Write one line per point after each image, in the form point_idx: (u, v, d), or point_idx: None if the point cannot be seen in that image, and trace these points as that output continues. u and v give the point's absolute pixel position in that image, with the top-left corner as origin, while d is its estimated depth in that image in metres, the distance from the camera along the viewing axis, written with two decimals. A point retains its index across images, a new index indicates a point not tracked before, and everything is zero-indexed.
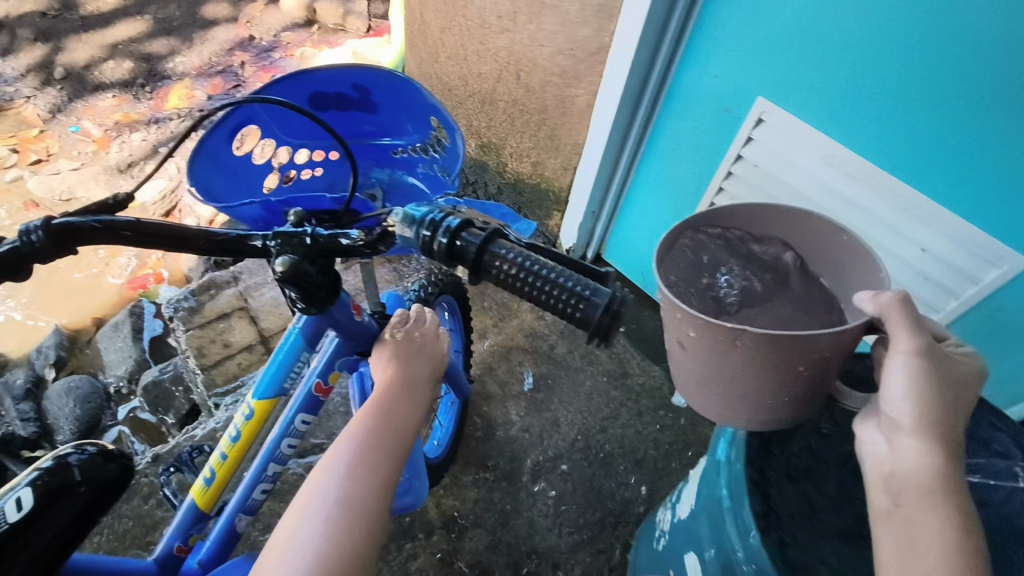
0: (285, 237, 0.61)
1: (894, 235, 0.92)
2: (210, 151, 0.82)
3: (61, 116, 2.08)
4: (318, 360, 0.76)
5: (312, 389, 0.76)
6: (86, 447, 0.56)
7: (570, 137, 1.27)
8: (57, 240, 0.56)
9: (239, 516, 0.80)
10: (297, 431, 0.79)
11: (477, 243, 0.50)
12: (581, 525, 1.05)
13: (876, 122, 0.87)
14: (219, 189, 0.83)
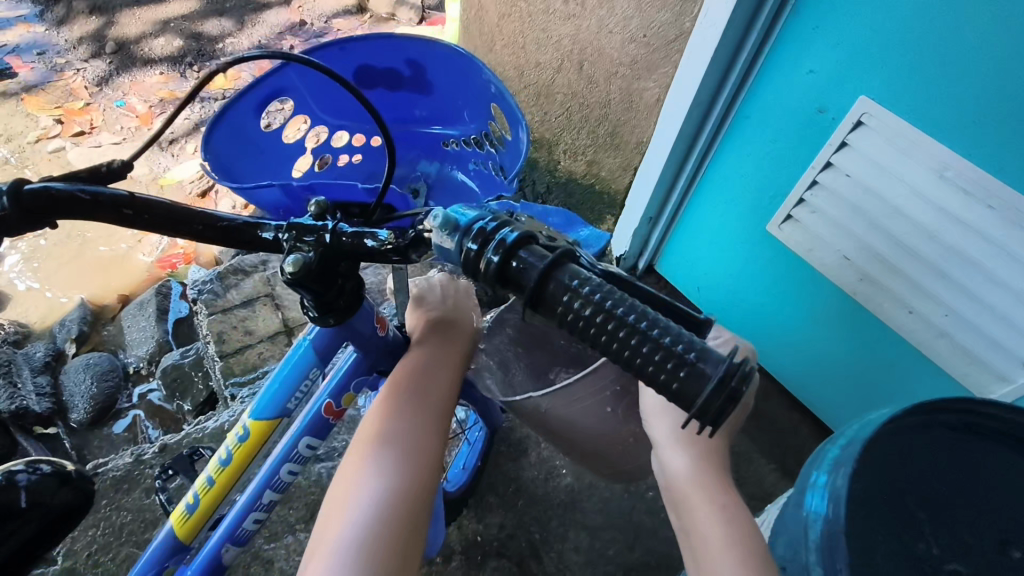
0: (302, 228, 0.50)
1: (1012, 263, 0.79)
2: (234, 122, 0.77)
3: (108, 90, 2.06)
4: (332, 374, 0.67)
5: (323, 411, 0.67)
6: (36, 468, 0.56)
7: (633, 135, 1.17)
8: (30, 209, 0.44)
9: (227, 546, 0.71)
10: (299, 456, 0.69)
11: (537, 267, 0.37)
12: (617, 564, 0.93)
13: (1007, 134, 0.74)
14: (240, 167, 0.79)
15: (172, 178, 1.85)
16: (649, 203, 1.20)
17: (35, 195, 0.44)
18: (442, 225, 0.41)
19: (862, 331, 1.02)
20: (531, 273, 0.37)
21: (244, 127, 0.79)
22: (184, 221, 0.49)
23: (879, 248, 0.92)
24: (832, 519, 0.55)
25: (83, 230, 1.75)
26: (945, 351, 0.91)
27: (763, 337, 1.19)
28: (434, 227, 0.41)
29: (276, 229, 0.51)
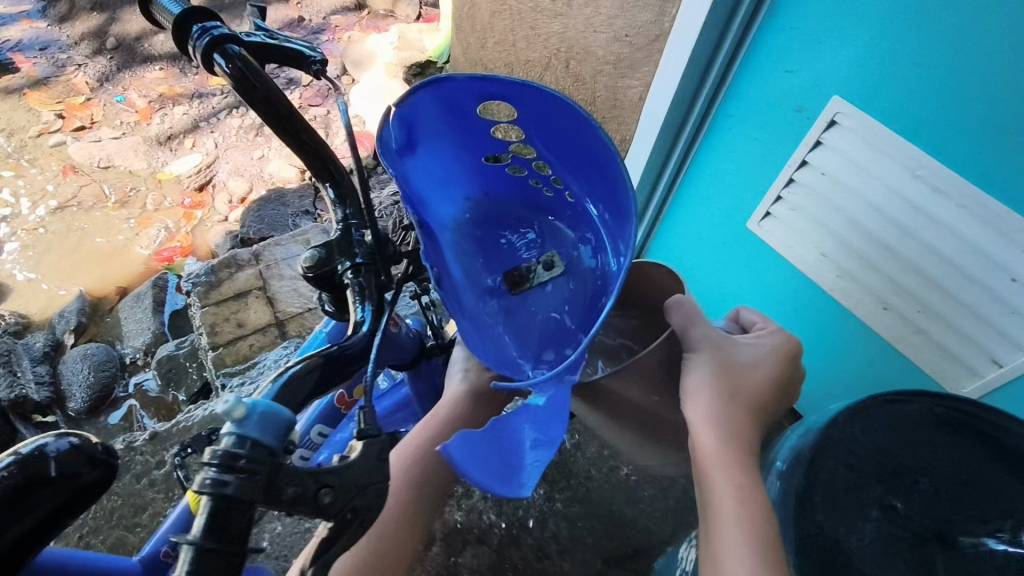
0: (341, 241, 0.55)
1: (982, 261, 0.80)
2: (445, 98, 0.59)
3: (109, 86, 2.09)
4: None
5: (336, 398, 0.70)
6: (68, 438, 0.40)
7: (618, 132, 1.19)
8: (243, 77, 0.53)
9: None
10: (312, 443, 0.69)
11: (194, 537, 0.32)
12: (594, 553, 0.96)
13: (975, 133, 0.75)
14: (421, 136, 0.62)
15: (171, 172, 1.87)
16: (635, 200, 1.22)
17: (229, 49, 0.53)
18: (233, 411, 0.33)
19: (840, 327, 1.03)
20: (195, 527, 0.32)
21: (450, 102, 0.60)
22: (293, 130, 0.57)
23: (855, 245, 0.93)
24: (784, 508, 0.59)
25: (83, 223, 1.78)
26: (918, 346, 0.92)
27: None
28: (226, 404, 0.34)
29: (346, 216, 0.58)
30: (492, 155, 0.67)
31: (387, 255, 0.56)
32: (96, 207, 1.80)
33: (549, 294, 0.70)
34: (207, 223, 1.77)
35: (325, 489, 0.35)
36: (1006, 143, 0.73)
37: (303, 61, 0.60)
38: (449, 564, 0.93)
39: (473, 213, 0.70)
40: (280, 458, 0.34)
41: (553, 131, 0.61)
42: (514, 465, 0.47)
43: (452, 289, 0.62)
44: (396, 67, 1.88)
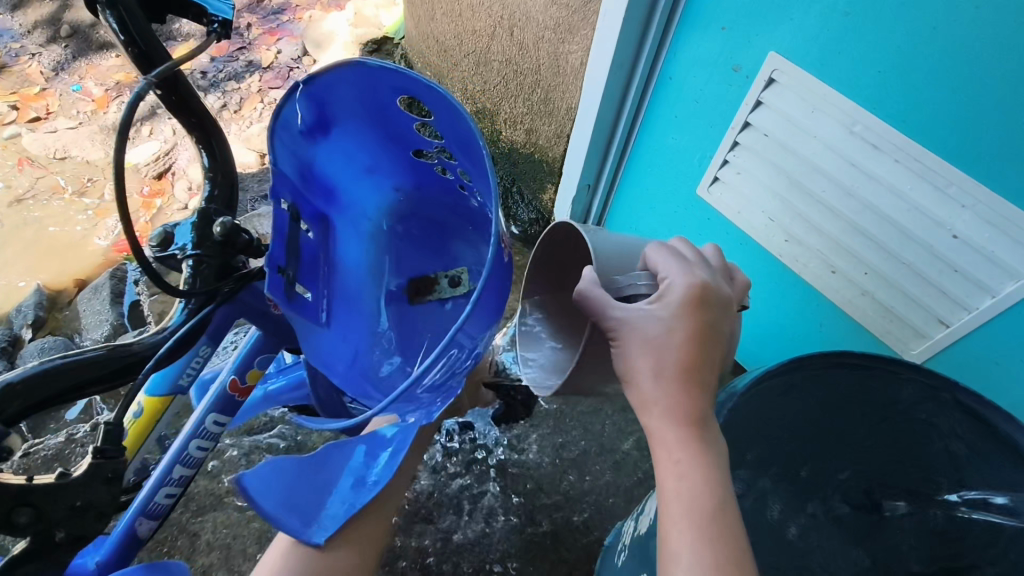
0: (197, 223, 0.53)
1: (921, 219, 0.77)
2: (363, 84, 0.54)
3: (64, 75, 2.04)
4: (237, 352, 0.68)
5: (226, 387, 0.67)
6: None
7: (563, 100, 1.15)
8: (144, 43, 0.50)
9: (140, 522, 0.66)
10: (208, 432, 0.68)
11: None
12: (544, 529, 0.95)
13: (907, 87, 0.72)
14: (339, 115, 0.57)
15: (128, 161, 1.83)
16: (585, 171, 1.19)
17: (108, 7, 0.48)
18: None
19: (791, 293, 1.01)
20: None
21: (370, 91, 0.55)
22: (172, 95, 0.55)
23: (800, 209, 0.91)
24: None
25: (40, 217, 1.75)
26: (866, 309, 0.90)
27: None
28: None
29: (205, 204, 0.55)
30: (420, 151, 0.63)
31: (237, 248, 0.53)
32: (53, 200, 1.77)
33: (443, 313, 0.69)
34: (166, 211, 1.74)
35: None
36: (940, 95, 0.70)
37: (201, 17, 0.51)
38: (396, 545, 0.92)
39: (396, 206, 0.68)
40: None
41: (456, 155, 0.57)
42: (315, 503, 0.54)
43: (331, 290, 0.61)
44: (353, 45, 1.83)
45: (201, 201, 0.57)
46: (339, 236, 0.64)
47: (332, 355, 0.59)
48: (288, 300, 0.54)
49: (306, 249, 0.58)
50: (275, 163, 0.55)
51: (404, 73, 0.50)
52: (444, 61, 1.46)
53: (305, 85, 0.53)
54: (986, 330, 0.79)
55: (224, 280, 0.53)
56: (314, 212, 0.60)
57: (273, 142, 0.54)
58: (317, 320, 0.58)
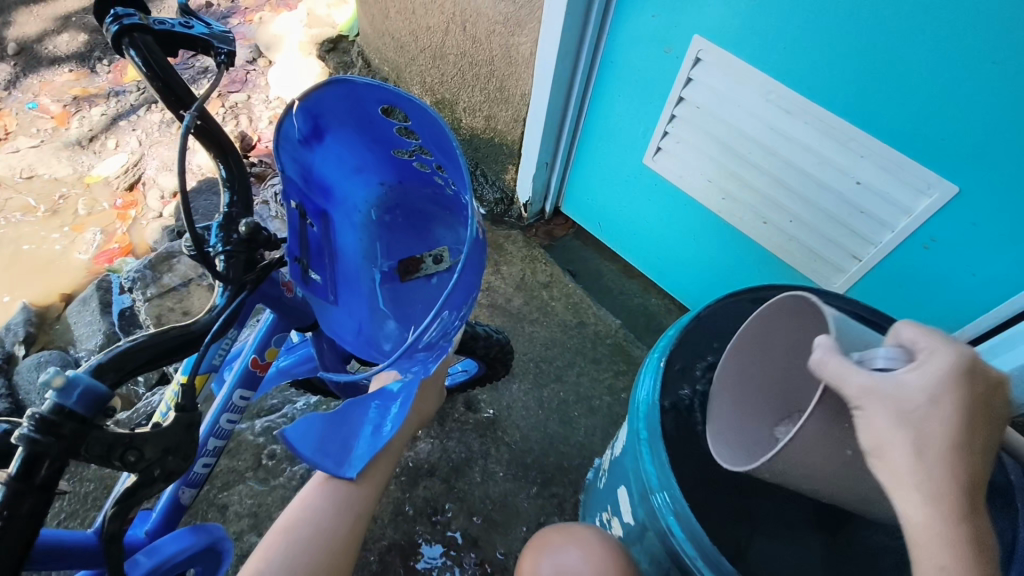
0: (223, 225, 0.60)
1: (830, 169, 0.91)
2: (348, 97, 0.62)
3: (18, 93, 2.04)
4: (254, 334, 0.74)
5: (249, 365, 0.74)
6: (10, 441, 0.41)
7: (517, 87, 1.26)
8: (164, 76, 0.58)
9: (183, 490, 0.76)
10: (236, 406, 0.75)
11: (12, 476, 0.40)
12: (534, 471, 1.08)
13: (808, 62, 0.86)
14: (330, 125, 0.65)
15: (97, 175, 1.87)
16: (543, 151, 1.30)
17: (136, 48, 0.57)
18: (54, 381, 0.40)
19: (731, 244, 1.14)
20: (13, 466, 0.40)
21: (355, 104, 0.64)
22: (203, 124, 0.60)
23: (733, 169, 1.04)
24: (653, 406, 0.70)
25: (16, 238, 1.78)
26: (794, 252, 1.04)
27: (658, 274, 1.33)
28: (49, 374, 0.41)
29: (229, 208, 0.61)
30: (400, 151, 0.69)
31: (259, 244, 0.60)
32: (27, 220, 1.80)
33: (431, 288, 0.73)
34: (142, 220, 1.79)
35: (128, 449, 0.44)
36: (831, 63, 0.83)
37: (208, 50, 0.60)
38: (405, 497, 1.03)
39: (383, 199, 0.74)
40: (90, 424, 0.42)
41: (434, 148, 0.65)
42: (347, 445, 0.63)
43: (335, 272, 0.70)
44: (309, 45, 1.89)
45: (222, 204, 0.61)
46: (338, 229, 0.71)
47: (340, 327, 0.68)
48: (302, 282, 0.65)
49: (312, 240, 0.67)
50: (282, 170, 0.64)
51: (383, 86, 0.60)
52: (402, 56, 1.55)
53: (301, 103, 0.62)
54: (888, 261, 0.94)
55: (249, 272, 0.60)
56: (316, 209, 0.68)
57: (277, 151, 0.63)
58: (325, 299, 0.68)
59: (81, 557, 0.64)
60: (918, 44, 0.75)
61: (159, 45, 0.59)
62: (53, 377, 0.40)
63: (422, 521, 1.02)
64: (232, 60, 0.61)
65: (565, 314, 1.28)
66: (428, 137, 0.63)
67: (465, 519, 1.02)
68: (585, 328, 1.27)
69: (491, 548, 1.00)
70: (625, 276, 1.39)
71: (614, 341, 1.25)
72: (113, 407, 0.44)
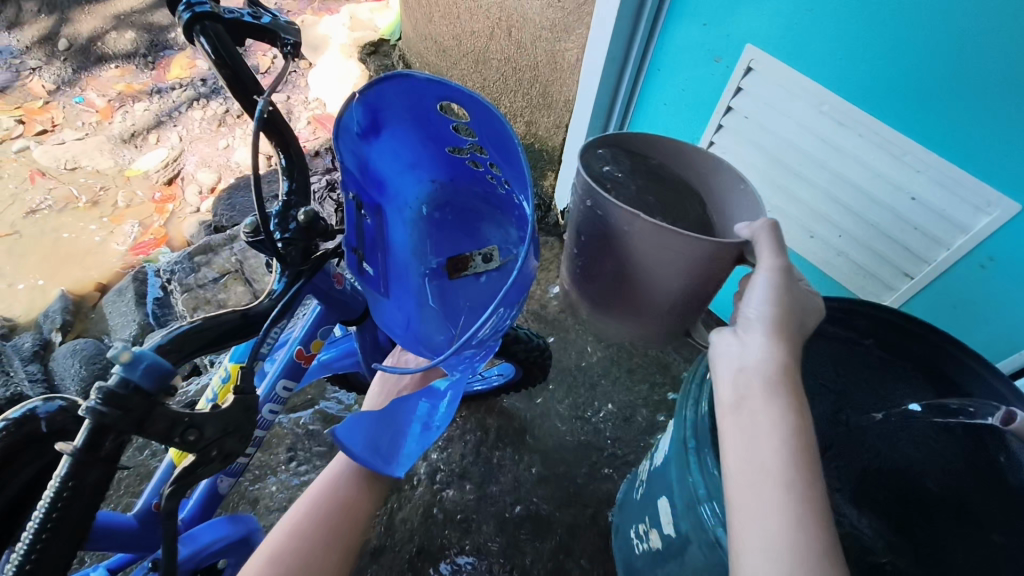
0: (281, 214, 0.59)
1: (885, 185, 0.89)
2: (410, 93, 0.62)
3: (66, 88, 2.10)
4: (302, 325, 0.74)
5: (294, 356, 0.74)
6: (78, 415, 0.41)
7: (561, 94, 1.26)
8: (233, 69, 0.59)
9: (222, 479, 0.76)
10: (279, 397, 0.75)
11: (79, 446, 0.40)
12: (565, 479, 1.06)
13: (866, 74, 0.84)
14: (389, 119, 0.65)
15: (138, 169, 1.91)
16: (583, 159, 1.30)
17: (206, 35, 0.58)
18: (121, 356, 0.40)
19: None
20: (80, 437, 0.40)
21: (416, 99, 0.64)
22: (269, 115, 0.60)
23: (780, 181, 1.02)
24: (701, 418, 0.69)
25: (57, 226, 1.81)
26: (841, 268, 1.02)
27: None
28: (117, 348, 0.40)
29: (288, 196, 0.61)
30: (455, 149, 0.69)
31: (317, 233, 0.60)
32: (69, 209, 1.83)
33: (480, 286, 0.73)
34: (179, 214, 1.82)
35: (188, 428, 0.43)
36: (885, 75, 0.82)
37: (275, 41, 0.61)
38: (435, 500, 1.03)
39: (434, 195, 0.74)
40: (155, 400, 0.41)
41: (491, 146, 0.65)
42: (395, 445, 0.62)
43: (387, 264, 0.69)
44: (350, 48, 1.91)
45: (281, 194, 0.61)
46: (390, 223, 0.71)
47: (390, 320, 0.66)
48: (359, 272, 0.63)
49: (367, 232, 0.66)
50: (341, 161, 0.63)
51: (445, 81, 0.59)
52: (444, 61, 1.56)
53: (361, 96, 0.61)
54: (942, 279, 0.91)
55: (308, 260, 0.60)
56: (372, 203, 0.68)
57: (337, 143, 0.62)
58: (377, 290, 0.65)
59: (119, 540, 0.68)
60: (984, 56, 0.74)
61: (229, 33, 0.60)
62: (121, 351, 0.40)
63: (451, 526, 1.00)
64: (297, 51, 0.62)
65: None
66: (486, 136, 0.63)
67: (494, 525, 1.01)
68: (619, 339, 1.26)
69: (520, 556, 0.98)
70: None
71: (648, 353, 1.23)
72: (176, 385, 0.43)
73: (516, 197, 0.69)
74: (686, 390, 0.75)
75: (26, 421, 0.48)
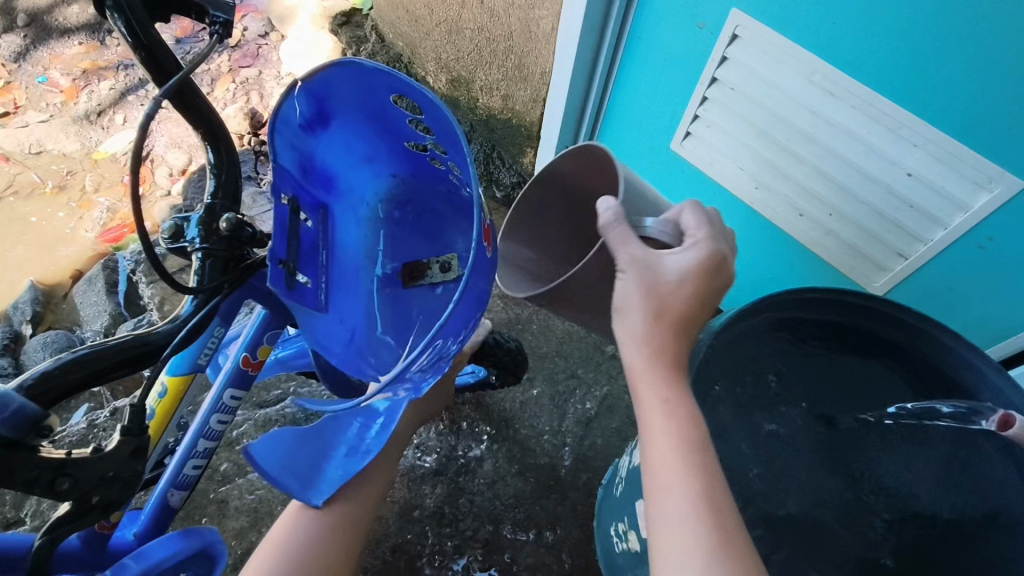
0: (205, 218, 0.54)
1: (879, 160, 0.83)
2: (354, 84, 0.55)
3: (27, 66, 2.00)
4: (247, 329, 0.69)
5: (240, 364, 0.69)
6: None
7: (537, 65, 1.19)
8: (150, 52, 0.52)
9: (171, 492, 0.70)
10: (227, 406, 0.70)
11: None
12: (545, 473, 1.03)
13: (864, 37, 0.76)
14: (336, 112, 0.58)
15: (106, 151, 1.83)
16: (562, 134, 1.22)
17: (120, 12, 0.50)
18: None
19: (762, 236, 1.07)
20: None
21: (365, 87, 0.55)
22: (195, 105, 0.55)
23: (768, 156, 0.96)
24: None
25: (24, 213, 1.75)
26: (831, 247, 0.97)
27: None
28: None
29: (211, 199, 0.56)
30: (413, 143, 0.62)
31: (242, 242, 0.55)
32: (36, 195, 1.77)
33: (434, 299, 0.67)
34: (150, 198, 1.75)
35: (59, 476, 0.41)
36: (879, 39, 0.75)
37: (203, 16, 0.54)
38: (411, 497, 0.99)
39: (393, 193, 0.68)
40: (20, 446, 0.39)
41: (447, 146, 0.58)
42: (317, 462, 0.56)
43: (329, 269, 0.63)
44: (321, 19, 1.80)
45: (207, 195, 0.56)
46: (338, 222, 0.65)
47: (327, 336, 0.59)
48: (288, 288, 0.56)
49: (304, 237, 0.60)
50: (277, 159, 0.57)
51: (394, 73, 0.52)
52: (417, 31, 1.48)
53: (305, 83, 0.55)
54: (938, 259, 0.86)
55: (229, 273, 0.55)
56: (312, 202, 0.61)
57: (273, 137, 0.56)
58: (314, 305, 0.59)
59: None
60: (993, 17, 0.66)
61: (148, 8, 0.52)
62: None
63: (429, 525, 0.97)
64: (229, 30, 0.54)
65: None
66: (444, 137, 0.57)
67: (471, 520, 0.98)
68: None
69: (499, 553, 0.96)
70: None
71: None
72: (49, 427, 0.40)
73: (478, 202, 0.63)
74: None
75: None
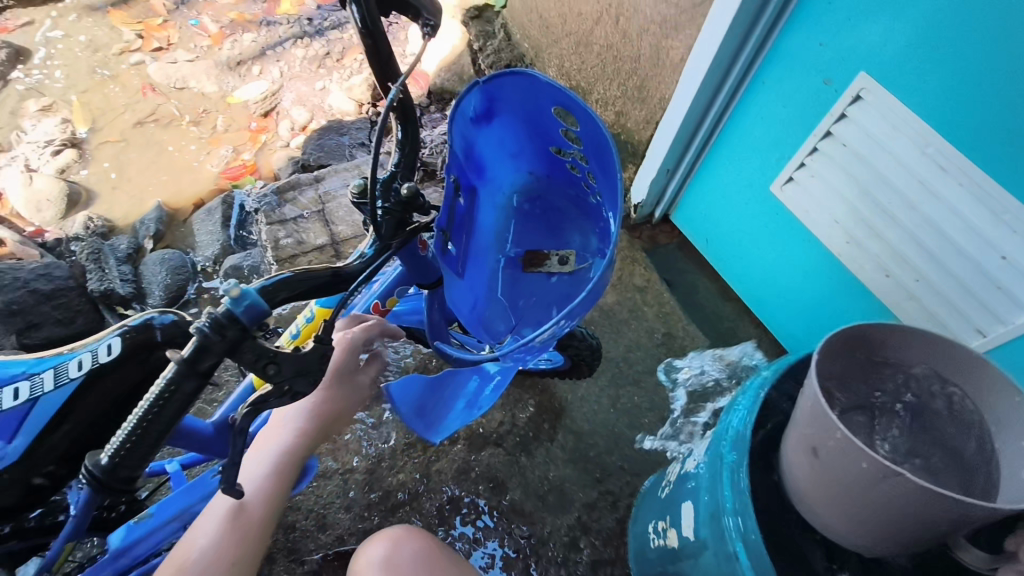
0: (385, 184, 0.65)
1: (977, 239, 0.87)
2: (525, 91, 0.65)
3: (185, 9, 2.21)
4: (381, 281, 0.82)
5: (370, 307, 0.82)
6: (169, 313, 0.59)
7: (658, 89, 1.27)
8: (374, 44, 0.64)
9: None
10: None
11: (182, 359, 0.46)
12: (594, 465, 1.11)
13: (985, 122, 0.81)
14: (501, 110, 0.68)
15: (238, 97, 2.01)
16: (667, 157, 1.29)
17: (358, 4, 0.61)
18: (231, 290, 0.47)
19: (844, 289, 1.11)
20: (185, 351, 0.47)
21: (532, 97, 0.65)
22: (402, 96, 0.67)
23: (867, 215, 1.00)
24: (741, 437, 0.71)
25: (161, 140, 1.94)
26: (911, 312, 1.00)
27: (762, 307, 1.30)
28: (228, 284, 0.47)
29: (395, 168, 0.67)
30: (558, 150, 0.71)
31: (414, 208, 0.65)
32: (173, 126, 1.96)
33: (549, 285, 0.77)
34: (270, 146, 1.91)
35: (270, 362, 0.50)
36: (998, 126, 0.79)
37: (417, 18, 0.64)
38: (469, 459, 1.09)
39: (528, 187, 0.77)
40: (250, 334, 0.48)
41: (589, 155, 0.67)
42: (441, 413, 0.64)
43: (469, 244, 0.74)
44: (455, 9, 1.92)
45: (390, 165, 0.67)
46: (482, 205, 0.75)
47: (458, 298, 0.73)
48: (441, 252, 0.69)
49: (458, 213, 0.71)
50: (451, 144, 0.67)
51: (564, 90, 0.61)
52: (546, 38, 1.59)
53: (485, 83, 0.65)
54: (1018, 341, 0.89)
55: (397, 233, 0.65)
56: (467, 184, 0.72)
57: (451, 125, 0.66)
58: (455, 271, 0.72)
59: (197, 442, 0.75)
60: None
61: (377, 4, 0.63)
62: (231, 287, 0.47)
63: (481, 486, 1.07)
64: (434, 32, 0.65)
65: (654, 321, 1.29)
66: (591, 149, 0.65)
67: (519, 491, 1.07)
68: (671, 340, 1.27)
69: (539, 525, 1.04)
70: (721, 298, 1.38)
71: (698, 358, 1.25)
72: (268, 323, 0.50)
73: (605, 211, 0.71)
74: (736, 403, 0.76)
75: (143, 329, 0.59)
